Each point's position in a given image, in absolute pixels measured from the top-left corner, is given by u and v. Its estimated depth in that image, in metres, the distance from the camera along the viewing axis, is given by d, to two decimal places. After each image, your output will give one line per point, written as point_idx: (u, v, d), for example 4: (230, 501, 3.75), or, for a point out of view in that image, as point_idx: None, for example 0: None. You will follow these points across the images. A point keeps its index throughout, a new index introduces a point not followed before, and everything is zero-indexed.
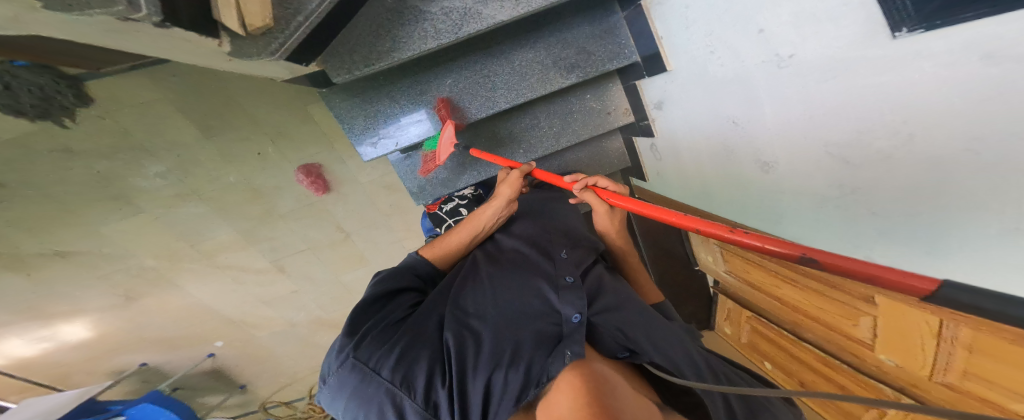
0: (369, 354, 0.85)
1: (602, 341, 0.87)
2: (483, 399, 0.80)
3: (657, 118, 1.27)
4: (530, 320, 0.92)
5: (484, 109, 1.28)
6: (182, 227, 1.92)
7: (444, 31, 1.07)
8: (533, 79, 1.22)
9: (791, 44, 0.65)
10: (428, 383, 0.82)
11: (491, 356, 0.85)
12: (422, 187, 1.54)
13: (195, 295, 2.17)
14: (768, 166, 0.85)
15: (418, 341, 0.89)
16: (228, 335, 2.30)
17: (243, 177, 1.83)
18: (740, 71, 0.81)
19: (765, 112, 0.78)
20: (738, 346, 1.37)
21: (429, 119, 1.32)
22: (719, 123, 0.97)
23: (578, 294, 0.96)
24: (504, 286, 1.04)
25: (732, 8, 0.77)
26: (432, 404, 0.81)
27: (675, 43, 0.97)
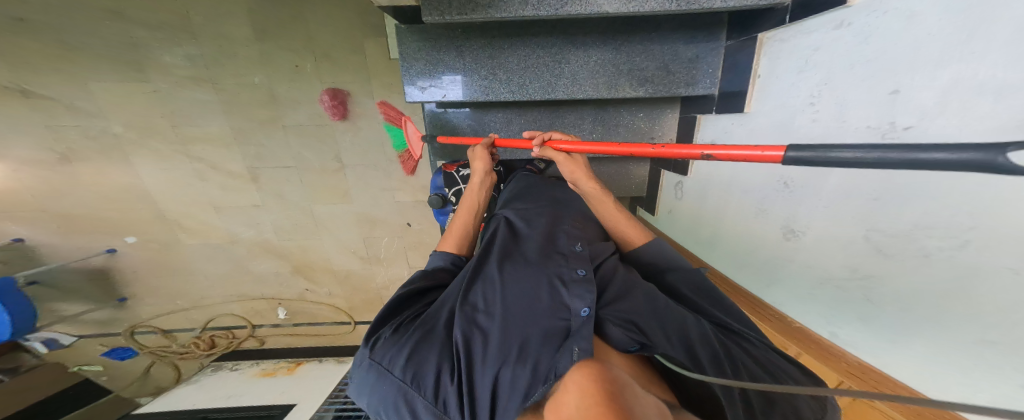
0: (386, 350, 0.73)
1: (609, 334, 0.73)
2: (492, 400, 0.67)
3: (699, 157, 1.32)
4: (538, 313, 0.77)
5: (542, 93, 1.25)
6: (175, 107, 1.70)
7: (547, 4, 1.03)
8: (600, 83, 1.22)
9: (920, 112, 0.59)
10: (439, 377, 0.70)
11: (500, 350, 0.71)
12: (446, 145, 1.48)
13: (141, 181, 1.83)
14: (793, 234, 0.93)
15: (428, 331, 0.76)
16: (151, 234, 1.94)
17: (267, 81, 1.66)
18: (834, 117, 0.77)
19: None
20: None
21: (486, 90, 1.27)
22: (770, 180, 0.99)
23: (589, 287, 0.81)
24: (514, 273, 0.88)
25: (881, 59, 0.66)
26: (442, 401, 0.69)
27: (767, 88, 0.99)
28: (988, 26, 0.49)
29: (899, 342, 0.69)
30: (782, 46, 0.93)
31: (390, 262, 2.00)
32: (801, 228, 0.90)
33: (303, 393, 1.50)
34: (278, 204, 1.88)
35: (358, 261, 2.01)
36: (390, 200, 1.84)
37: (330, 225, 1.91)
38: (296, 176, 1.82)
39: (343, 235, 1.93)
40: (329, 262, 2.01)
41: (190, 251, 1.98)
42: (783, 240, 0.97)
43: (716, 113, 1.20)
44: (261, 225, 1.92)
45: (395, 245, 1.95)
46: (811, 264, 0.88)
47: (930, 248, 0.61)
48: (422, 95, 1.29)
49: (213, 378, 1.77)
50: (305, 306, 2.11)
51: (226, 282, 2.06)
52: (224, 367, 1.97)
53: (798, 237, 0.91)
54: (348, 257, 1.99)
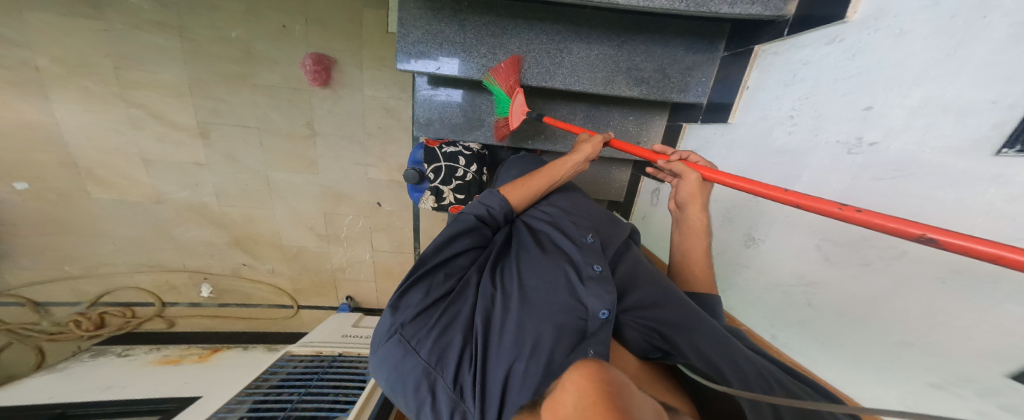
0: (415, 327, 0.70)
1: (624, 332, 0.70)
2: (499, 392, 0.64)
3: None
4: (558, 309, 0.72)
5: (539, 80, 1.22)
6: (123, 46, 1.45)
7: None
8: (599, 77, 1.21)
9: (886, 128, 0.61)
10: (456, 363, 0.67)
11: (516, 343, 0.67)
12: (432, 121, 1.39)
13: (57, 123, 1.51)
14: (753, 241, 0.90)
15: (452, 316, 0.72)
16: (52, 183, 1.58)
17: (246, 37, 1.49)
18: (808, 131, 0.79)
19: (802, 176, 0.79)
20: None
21: (482, 69, 1.22)
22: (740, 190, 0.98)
23: (608, 286, 0.73)
24: (538, 265, 0.82)
25: (864, 75, 0.67)
26: (453, 385, 0.66)
27: (751, 101, 1.01)
28: (967, 49, 0.51)
29: (831, 344, 0.68)
30: (773, 60, 0.95)
31: (351, 244, 1.78)
32: (761, 235, 0.87)
33: (210, 383, 1.19)
34: (227, 165, 1.63)
35: (313, 240, 1.77)
36: (362, 176, 1.67)
37: (286, 195, 1.68)
38: (255, 138, 1.60)
39: (299, 207, 1.70)
40: (278, 236, 1.75)
41: (101, 208, 1.64)
42: (742, 247, 0.94)
43: (701, 122, 1.22)
44: (200, 186, 1.65)
45: (360, 225, 1.75)
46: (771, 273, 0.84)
47: (872, 257, 0.60)
48: (416, 66, 1.21)
49: (91, 364, 1.39)
50: (237, 285, 1.81)
51: (142, 249, 1.72)
52: (109, 352, 1.53)
53: (755, 243, 0.89)
54: (303, 233, 1.75)
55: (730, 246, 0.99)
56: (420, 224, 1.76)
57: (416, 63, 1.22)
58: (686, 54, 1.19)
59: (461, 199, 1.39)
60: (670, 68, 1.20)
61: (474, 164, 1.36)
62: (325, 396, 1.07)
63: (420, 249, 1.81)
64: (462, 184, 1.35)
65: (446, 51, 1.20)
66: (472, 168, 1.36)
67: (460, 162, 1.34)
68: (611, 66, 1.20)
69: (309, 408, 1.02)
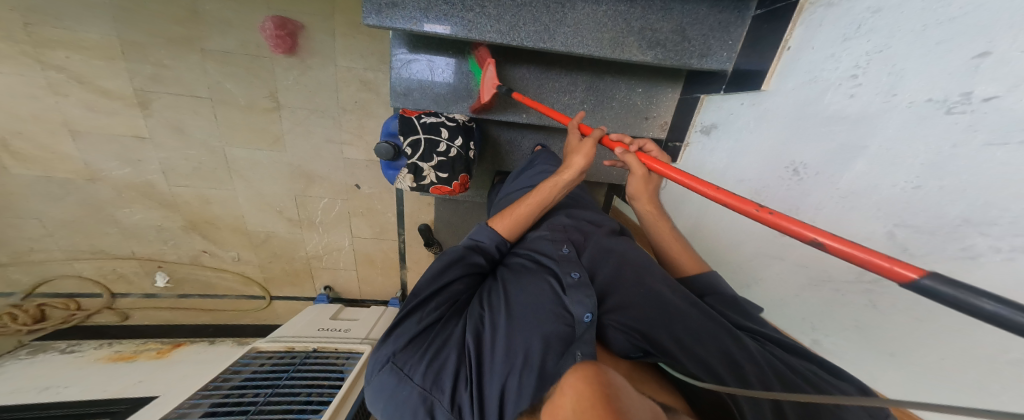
0: (407, 353, 0.65)
1: (607, 336, 0.67)
2: (498, 407, 0.60)
3: (694, 141, 1.29)
4: (545, 320, 0.68)
5: (537, 40, 1.13)
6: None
7: None
8: (605, 40, 1.14)
9: (1017, 77, 0.45)
10: (452, 382, 0.63)
11: (507, 355, 0.64)
12: (414, 90, 1.30)
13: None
14: None
15: (444, 336, 0.69)
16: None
17: None
18: (878, 96, 0.63)
19: (867, 147, 0.64)
20: None
21: (471, 27, 1.11)
22: (776, 167, 0.86)
23: (585, 290, 0.72)
24: (525, 277, 0.80)
25: (971, 14, 0.51)
26: (452, 407, 0.61)
27: (792, 67, 0.89)
28: None
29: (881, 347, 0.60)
30: (823, 15, 0.81)
31: (327, 228, 1.67)
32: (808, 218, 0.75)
33: (168, 381, 1.12)
34: (174, 139, 1.46)
35: (283, 224, 1.65)
36: (337, 155, 1.53)
37: (248, 173, 1.53)
38: (207, 110, 1.43)
39: (265, 189, 1.57)
40: (242, 221, 1.62)
41: (22, 184, 1.44)
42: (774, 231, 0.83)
43: (725, 93, 1.15)
44: (145, 163, 1.48)
45: (336, 209, 1.63)
46: (807, 260, 0.74)
47: (982, 248, 0.47)
48: (399, 22, 1.09)
49: (31, 361, 1.25)
50: (196, 273, 1.68)
51: (77, 235, 1.54)
52: (51, 348, 1.41)
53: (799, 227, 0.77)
54: (271, 217, 1.62)
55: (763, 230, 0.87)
56: (404, 208, 1.66)
57: (392, 17, 1.08)
58: (703, 18, 1.12)
59: (444, 178, 1.31)
60: (685, 33, 1.13)
61: (458, 137, 1.29)
62: (297, 396, 1.01)
63: (406, 235, 1.73)
64: (445, 161, 1.27)
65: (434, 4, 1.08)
66: (456, 142, 1.28)
67: (442, 134, 1.25)
68: (620, 27, 1.12)
69: (274, 410, 0.97)
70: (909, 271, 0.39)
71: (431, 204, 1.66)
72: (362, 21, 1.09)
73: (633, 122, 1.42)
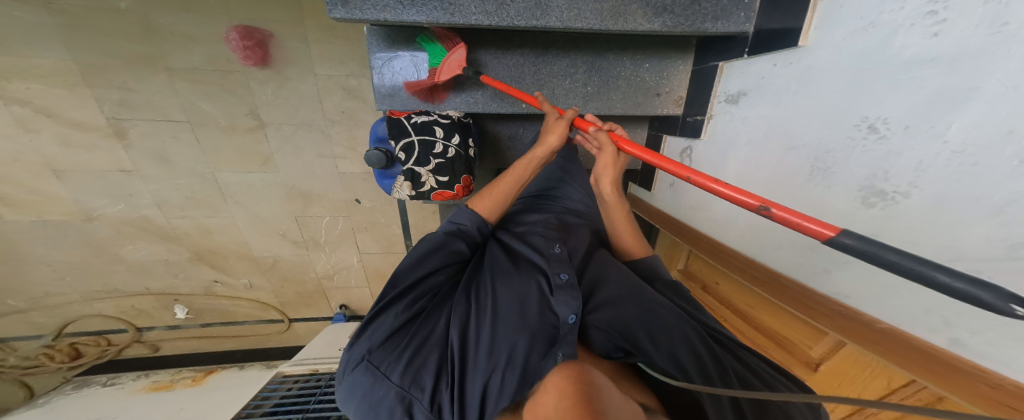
0: (384, 352, 0.70)
1: (591, 340, 0.71)
2: (480, 404, 0.67)
3: (719, 113, 1.10)
4: (528, 318, 0.75)
5: (527, 18, 0.98)
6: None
7: None
8: (604, 9, 0.98)
9: None
10: (432, 380, 0.69)
11: (490, 356, 0.70)
12: (400, 89, 1.22)
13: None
14: (882, 197, 0.62)
15: (425, 335, 0.74)
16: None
17: (141, 7, 1.23)
18: (989, 30, 0.46)
19: (980, 88, 0.47)
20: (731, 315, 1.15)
21: (450, 11, 0.97)
22: (841, 128, 0.69)
23: (572, 291, 0.77)
24: (509, 275, 0.84)
25: None
26: (430, 405, 0.67)
27: (834, 11, 0.71)
28: None
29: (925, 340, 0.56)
30: None
31: (333, 248, 1.69)
32: (896, 189, 0.59)
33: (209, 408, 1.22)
34: (160, 168, 1.44)
35: (288, 247, 1.67)
36: (330, 170, 1.52)
37: (243, 198, 1.53)
38: (189, 135, 1.41)
39: (264, 213, 1.57)
40: (247, 247, 1.63)
41: (22, 232, 1.46)
42: (857, 207, 0.66)
43: (749, 56, 0.97)
44: (136, 197, 1.48)
45: (339, 226, 1.64)
46: (914, 241, 0.57)
47: None
48: (366, 13, 0.96)
49: (76, 396, 1.41)
50: (212, 303, 1.73)
51: (87, 276, 1.57)
52: (91, 384, 1.60)
53: (898, 201, 0.59)
54: (275, 240, 1.64)
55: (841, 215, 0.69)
56: (408, 219, 1.67)
57: (361, 7, 0.95)
58: None
59: (444, 181, 1.27)
60: None
61: (454, 135, 1.21)
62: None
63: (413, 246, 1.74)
64: (442, 163, 1.23)
65: None
66: (452, 141, 1.22)
67: (437, 134, 1.20)
68: None
69: None
70: (827, 229, 0.44)
71: (434, 212, 1.66)
72: (329, 15, 0.96)
73: (644, 102, 1.25)
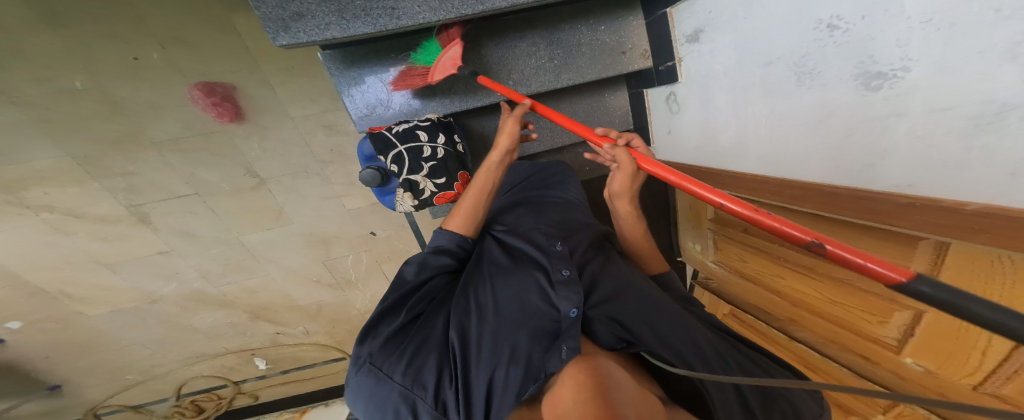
0: (386, 352, 0.68)
1: (592, 329, 0.67)
2: (485, 399, 0.64)
3: (686, 55, 1.00)
4: (530, 315, 0.72)
5: (472, 4, 0.83)
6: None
7: None
8: None
9: None
10: (436, 375, 0.66)
11: (494, 351, 0.67)
12: (374, 106, 1.06)
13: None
14: (881, 78, 0.48)
15: (425, 334, 0.72)
16: (46, 314, 1.58)
17: (95, 82, 1.18)
18: None
19: None
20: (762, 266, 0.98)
21: (395, 13, 0.82)
22: (807, 29, 0.60)
23: (575, 286, 0.73)
24: (511, 274, 0.81)
25: None
26: (435, 403, 0.64)
27: None
28: None
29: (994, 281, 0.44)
30: None
31: (365, 283, 1.79)
32: (899, 69, 0.46)
33: None
34: (190, 243, 1.53)
35: (326, 291, 1.78)
36: (339, 209, 1.54)
37: (271, 255, 1.60)
38: (201, 206, 1.45)
39: (294, 265, 1.65)
40: (291, 298, 1.76)
41: (110, 321, 1.66)
42: (862, 97, 0.52)
43: None
44: (182, 274, 1.60)
45: (364, 261, 1.71)
46: (945, 105, 0.41)
47: None
48: (304, 37, 0.80)
49: None
50: (282, 351, 1.94)
51: (177, 345, 1.80)
52: None
53: (903, 77, 0.45)
54: (313, 287, 1.75)
55: (851, 143, 0.56)
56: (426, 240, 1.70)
57: (305, 27, 0.79)
58: None
59: (444, 184, 1.06)
60: None
61: (439, 135, 1.03)
62: None
63: None
64: (436, 164, 1.02)
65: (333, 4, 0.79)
66: (440, 141, 1.02)
67: (421, 138, 1.01)
68: None
69: None
70: (894, 274, 0.34)
71: None
72: (274, 43, 0.81)
73: (615, 63, 1.14)
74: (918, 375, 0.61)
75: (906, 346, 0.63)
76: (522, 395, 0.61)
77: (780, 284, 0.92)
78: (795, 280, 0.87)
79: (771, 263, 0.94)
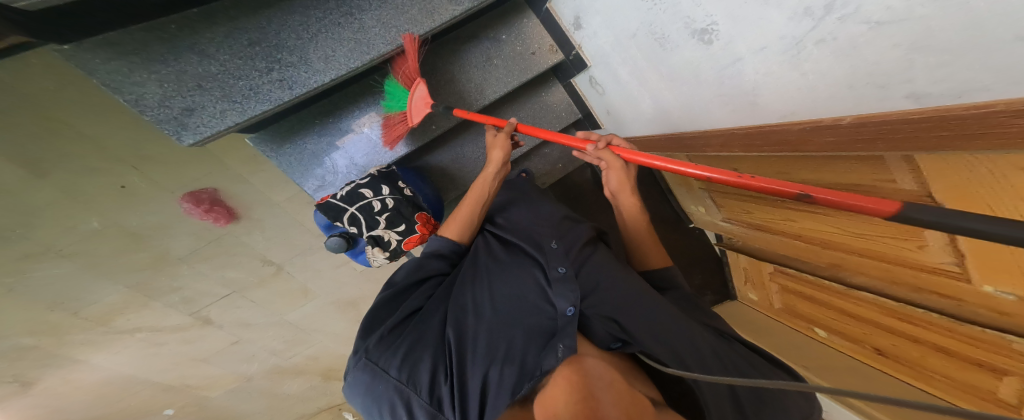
0: (383, 346, 0.55)
1: (590, 328, 0.54)
2: (478, 399, 0.50)
3: (582, 41, 0.85)
4: (525, 311, 0.59)
5: (359, 54, 0.69)
6: (30, 306, 0.96)
7: None
8: (414, 6, 0.71)
9: None
10: (429, 373, 0.53)
11: (489, 347, 0.54)
12: (323, 176, 0.84)
13: (119, 369, 1.26)
14: (709, 30, 0.48)
15: (421, 331, 0.58)
16: (182, 401, 1.50)
17: (112, 214, 0.92)
18: None
19: None
20: (766, 213, 0.82)
21: (287, 84, 0.66)
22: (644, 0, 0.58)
23: (572, 284, 0.59)
24: (506, 269, 0.66)
25: None
26: (431, 401, 0.51)
27: None
28: None
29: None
30: None
31: None
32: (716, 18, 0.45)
33: None
34: (251, 331, 1.43)
35: None
36: (354, 273, 1.47)
37: (316, 327, 1.58)
38: (245, 300, 1.30)
39: (338, 330, 1.63)
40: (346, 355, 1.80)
41: (233, 401, 1.65)
42: (705, 51, 0.51)
43: None
44: (260, 353, 1.54)
45: None
46: (763, 46, 0.41)
47: None
48: (200, 132, 0.62)
49: None
50: None
51: (276, 410, 1.83)
52: None
53: (717, 31, 0.47)
54: None
55: (736, 104, 0.52)
56: None
57: (202, 119, 0.62)
58: None
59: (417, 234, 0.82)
60: None
61: (383, 186, 0.80)
62: None
63: None
64: (391, 215, 0.79)
65: (219, 95, 0.62)
66: (386, 191, 0.79)
67: (365, 194, 0.78)
68: None
69: None
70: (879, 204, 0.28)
71: None
72: (184, 143, 0.63)
73: (531, 66, 0.92)
74: (1016, 306, 0.42)
75: (971, 271, 0.46)
76: (517, 393, 0.48)
77: (796, 228, 0.75)
78: (807, 222, 0.71)
79: (771, 211, 0.80)
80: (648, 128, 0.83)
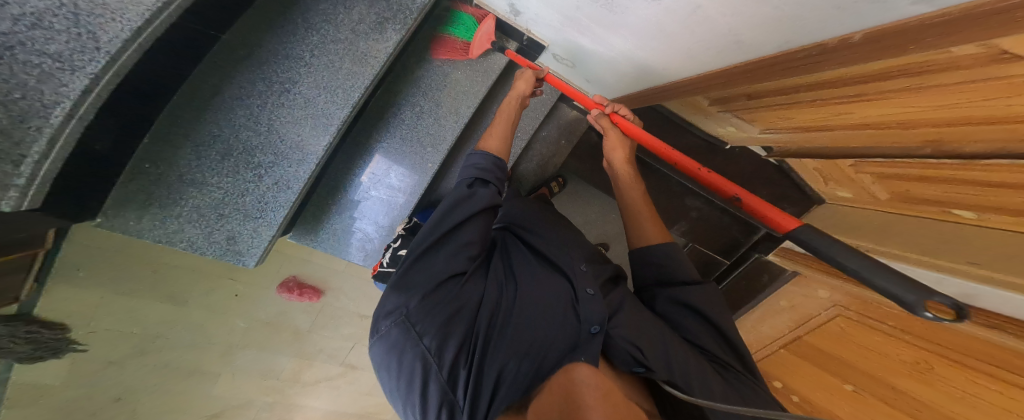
0: (423, 308, 0.53)
1: (610, 349, 0.50)
2: (492, 392, 0.49)
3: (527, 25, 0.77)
4: (546, 314, 0.54)
5: (323, 129, 0.73)
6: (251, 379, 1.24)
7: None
8: (344, 60, 0.73)
9: None
10: (455, 350, 0.52)
11: (512, 340, 0.51)
12: (363, 246, 0.93)
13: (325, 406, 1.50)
14: None
15: (459, 299, 0.55)
16: None
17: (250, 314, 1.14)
18: None
19: None
20: (809, 119, 0.53)
21: (281, 184, 0.74)
22: None
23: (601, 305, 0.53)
24: (527, 271, 0.61)
25: None
26: (452, 379, 0.51)
27: None
28: None
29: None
30: None
31: None
32: None
33: None
34: None
35: None
36: None
37: None
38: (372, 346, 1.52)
39: None
40: None
41: None
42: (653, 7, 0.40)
43: None
44: None
45: None
46: None
47: None
48: (242, 248, 0.75)
49: None
50: None
51: None
52: None
53: None
54: None
55: (726, 44, 0.39)
56: None
57: (246, 239, 0.75)
58: None
59: None
60: None
61: None
62: None
63: None
64: None
65: (241, 211, 0.73)
66: None
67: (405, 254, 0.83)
68: (327, 34, 0.71)
69: None
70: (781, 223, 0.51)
71: None
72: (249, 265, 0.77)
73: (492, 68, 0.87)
74: None
75: None
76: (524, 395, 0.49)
77: (853, 120, 0.44)
78: (863, 108, 0.41)
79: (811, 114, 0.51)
80: (634, 80, 0.69)
